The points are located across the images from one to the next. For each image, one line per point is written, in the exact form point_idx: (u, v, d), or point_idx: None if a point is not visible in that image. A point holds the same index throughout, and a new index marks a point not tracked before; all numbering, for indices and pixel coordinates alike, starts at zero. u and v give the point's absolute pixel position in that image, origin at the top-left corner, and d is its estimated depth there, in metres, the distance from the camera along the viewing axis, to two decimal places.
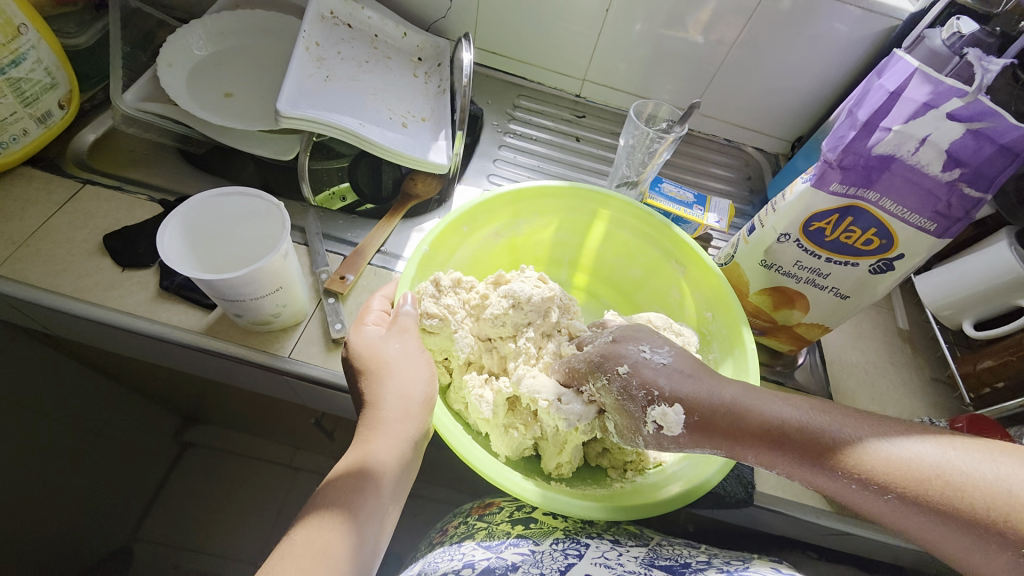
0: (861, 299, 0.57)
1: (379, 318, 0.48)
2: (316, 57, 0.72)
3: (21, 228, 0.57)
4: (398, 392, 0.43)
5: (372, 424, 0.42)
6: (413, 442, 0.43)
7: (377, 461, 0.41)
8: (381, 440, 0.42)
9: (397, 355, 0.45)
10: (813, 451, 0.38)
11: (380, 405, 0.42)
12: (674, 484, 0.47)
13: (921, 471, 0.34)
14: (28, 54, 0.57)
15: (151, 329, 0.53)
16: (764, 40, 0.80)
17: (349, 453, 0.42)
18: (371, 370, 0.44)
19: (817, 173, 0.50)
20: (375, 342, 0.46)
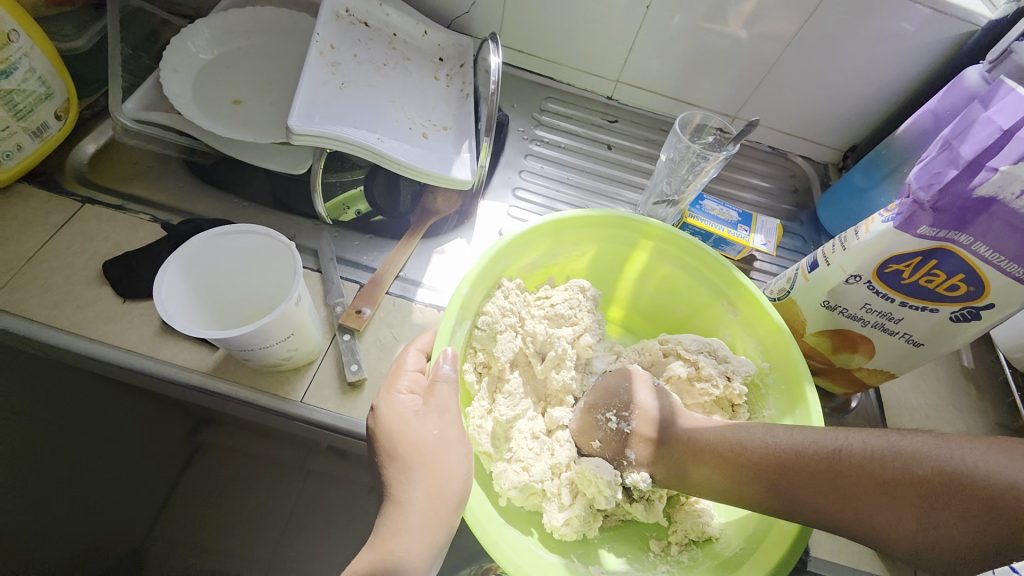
0: (937, 347, 0.50)
1: (413, 383, 0.43)
2: (330, 61, 0.66)
3: (18, 252, 0.53)
4: (428, 491, 0.38)
5: (392, 526, 0.37)
6: (440, 546, 0.38)
7: (403, 569, 0.35)
8: (405, 547, 0.36)
9: (432, 438, 0.40)
10: (799, 471, 0.39)
11: (405, 506, 0.38)
12: (739, 571, 0.42)
13: (896, 466, 0.36)
14: (20, 62, 0.53)
15: (154, 369, 0.49)
16: (819, 39, 0.72)
17: (365, 554, 0.36)
18: (403, 460, 0.39)
19: (903, 213, 0.44)
20: (409, 418, 0.40)
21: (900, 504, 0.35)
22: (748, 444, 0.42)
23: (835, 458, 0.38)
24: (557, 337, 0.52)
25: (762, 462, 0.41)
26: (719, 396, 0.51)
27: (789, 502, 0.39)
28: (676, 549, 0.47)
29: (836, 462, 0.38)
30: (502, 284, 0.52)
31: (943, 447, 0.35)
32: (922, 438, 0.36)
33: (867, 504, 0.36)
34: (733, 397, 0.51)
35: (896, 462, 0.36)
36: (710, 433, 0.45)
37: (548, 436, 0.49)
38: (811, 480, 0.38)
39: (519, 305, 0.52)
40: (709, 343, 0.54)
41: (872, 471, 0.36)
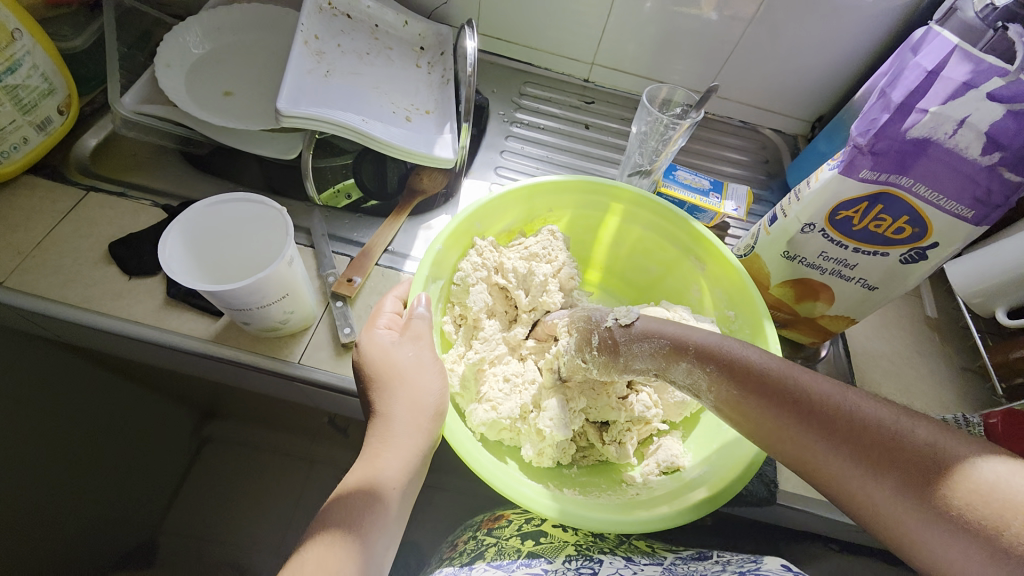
0: (891, 290, 0.54)
1: (391, 322, 0.46)
2: (316, 51, 0.70)
3: (27, 238, 0.57)
4: (409, 404, 0.42)
5: (381, 437, 0.41)
6: (423, 454, 0.42)
7: (385, 477, 0.40)
8: (391, 454, 0.40)
9: (410, 362, 0.44)
10: (844, 429, 0.39)
11: (390, 416, 0.41)
12: (699, 491, 0.45)
13: (944, 472, 0.34)
14: (24, 59, 0.56)
15: (160, 336, 0.52)
16: (781, 14, 0.76)
17: (358, 467, 0.40)
18: (382, 380, 0.42)
19: (846, 159, 0.47)
20: (388, 347, 0.44)
21: (934, 509, 0.34)
22: (808, 390, 0.41)
23: (896, 436, 0.37)
24: (536, 270, 0.56)
25: (810, 405, 0.40)
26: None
27: (818, 449, 0.39)
28: (648, 479, 0.50)
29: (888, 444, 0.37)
30: (477, 244, 0.56)
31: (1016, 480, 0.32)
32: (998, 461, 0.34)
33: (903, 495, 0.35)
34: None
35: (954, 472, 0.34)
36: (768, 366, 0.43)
37: (517, 378, 0.52)
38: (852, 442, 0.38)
39: (493, 261, 0.56)
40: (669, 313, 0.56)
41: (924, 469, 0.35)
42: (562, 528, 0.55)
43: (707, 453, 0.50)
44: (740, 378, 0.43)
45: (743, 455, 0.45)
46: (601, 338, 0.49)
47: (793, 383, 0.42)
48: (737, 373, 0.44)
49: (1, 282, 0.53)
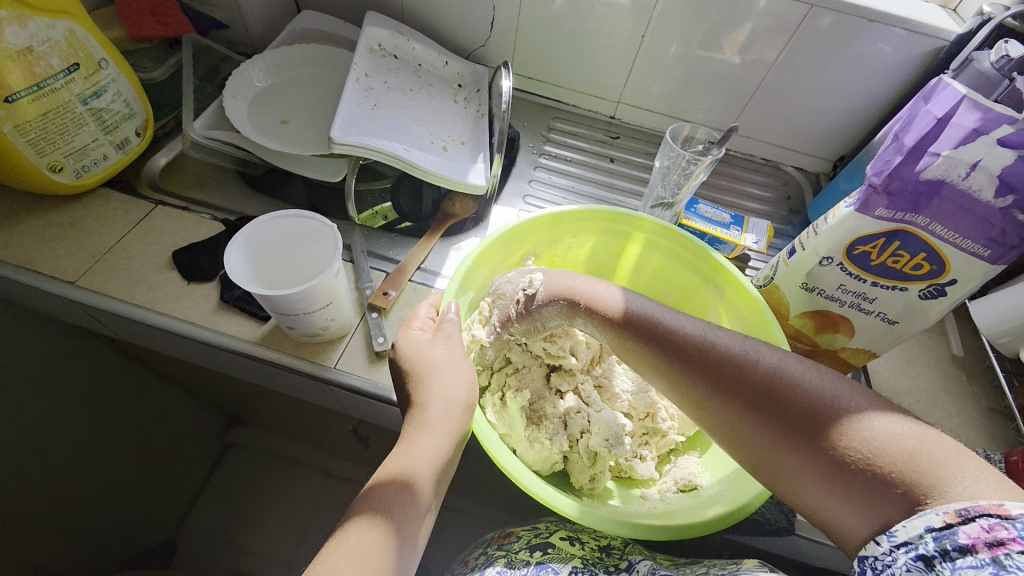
0: (912, 325, 0.55)
1: (425, 324, 0.50)
2: (365, 86, 0.77)
3: (100, 243, 0.63)
4: (443, 397, 0.45)
5: (417, 425, 0.43)
6: (455, 444, 0.44)
7: (422, 462, 0.42)
8: (426, 441, 0.43)
9: (443, 358, 0.47)
10: (759, 394, 0.42)
11: (425, 406, 0.44)
12: (715, 506, 0.46)
13: (828, 426, 0.39)
14: (109, 86, 0.64)
15: (211, 337, 0.57)
16: (802, 60, 0.80)
17: (395, 454, 0.43)
18: (418, 372, 0.45)
19: (860, 198, 0.50)
20: (422, 345, 0.47)
21: (809, 455, 0.39)
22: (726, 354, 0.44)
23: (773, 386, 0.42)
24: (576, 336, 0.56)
25: (732, 372, 0.44)
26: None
27: (717, 405, 0.44)
28: (665, 496, 0.51)
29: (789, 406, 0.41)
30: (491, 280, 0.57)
31: (901, 438, 0.36)
32: (887, 417, 0.38)
33: (782, 441, 0.40)
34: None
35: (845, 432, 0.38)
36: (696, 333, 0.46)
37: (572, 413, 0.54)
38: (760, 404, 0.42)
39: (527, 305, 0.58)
40: None
41: (814, 431, 0.39)
42: (569, 541, 0.55)
43: (725, 473, 0.50)
44: (666, 348, 0.46)
45: (759, 472, 0.46)
46: (521, 314, 0.51)
47: (729, 360, 0.44)
48: (658, 337, 0.47)
49: (76, 282, 0.59)
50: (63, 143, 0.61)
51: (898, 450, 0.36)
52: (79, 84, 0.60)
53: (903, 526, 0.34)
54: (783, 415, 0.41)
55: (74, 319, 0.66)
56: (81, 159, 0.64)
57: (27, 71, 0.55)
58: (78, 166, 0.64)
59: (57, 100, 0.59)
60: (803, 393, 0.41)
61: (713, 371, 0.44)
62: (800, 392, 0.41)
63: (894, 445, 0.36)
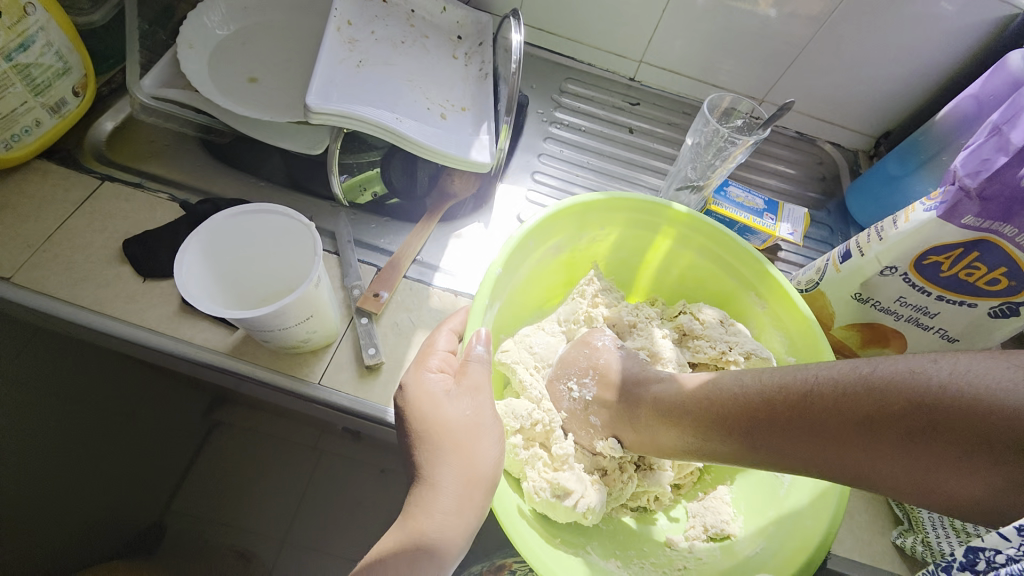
0: (973, 344, 0.49)
1: (444, 363, 0.43)
2: (348, 38, 0.64)
3: (37, 230, 0.53)
4: (461, 475, 0.38)
5: (424, 506, 0.36)
6: (471, 531, 0.38)
7: (430, 558, 0.35)
8: (438, 529, 0.36)
9: (464, 420, 0.40)
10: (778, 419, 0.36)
11: (439, 486, 0.37)
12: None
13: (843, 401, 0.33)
14: (37, 36, 0.52)
15: (174, 347, 0.49)
16: (858, 19, 0.69)
17: (393, 535, 0.36)
18: (433, 438, 0.39)
19: (947, 202, 0.42)
20: (439, 397, 0.40)
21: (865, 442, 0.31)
22: (734, 392, 0.39)
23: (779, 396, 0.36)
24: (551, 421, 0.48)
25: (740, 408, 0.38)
26: (713, 359, 0.52)
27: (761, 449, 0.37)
28: (693, 546, 0.45)
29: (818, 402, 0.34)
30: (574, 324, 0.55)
31: (953, 370, 0.29)
32: (894, 358, 0.32)
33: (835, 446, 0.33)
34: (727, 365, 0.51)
35: (868, 391, 0.32)
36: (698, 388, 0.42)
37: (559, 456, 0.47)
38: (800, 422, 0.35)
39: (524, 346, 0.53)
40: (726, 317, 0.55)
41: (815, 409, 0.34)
42: None
43: (761, 522, 0.44)
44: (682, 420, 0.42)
45: (806, 534, 0.40)
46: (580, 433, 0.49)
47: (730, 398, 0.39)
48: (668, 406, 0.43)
49: (10, 278, 0.50)
50: None
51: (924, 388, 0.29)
52: (1, 37, 0.49)
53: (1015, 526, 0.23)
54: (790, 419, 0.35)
55: None
56: (10, 128, 0.53)
57: None
58: (6, 135, 0.53)
59: None
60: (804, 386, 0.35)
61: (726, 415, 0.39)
62: (801, 387, 0.35)
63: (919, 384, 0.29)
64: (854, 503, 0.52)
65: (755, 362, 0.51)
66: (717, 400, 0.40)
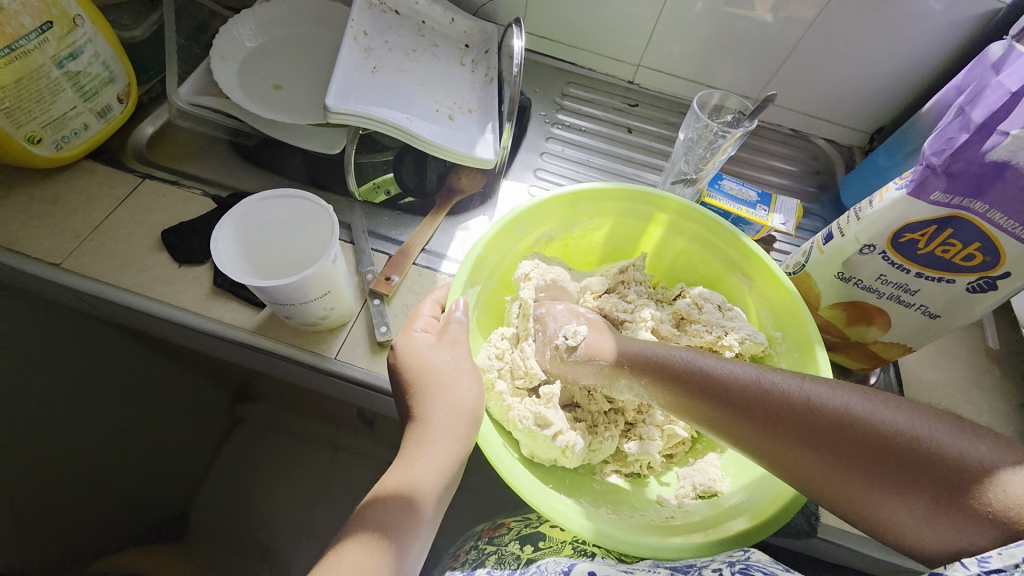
0: (954, 320, 0.51)
1: (428, 325, 0.46)
2: (364, 47, 0.70)
3: (85, 221, 0.59)
4: (448, 410, 0.42)
5: (419, 439, 0.41)
6: (459, 460, 0.42)
7: (423, 482, 0.39)
8: (428, 458, 0.40)
9: (448, 367, 0.44)
10: (788, 423, 0.38)
11: (428, 421, 0.41)
12: (738, 518, 0.44)
13: (858, 430, 0.35)
14: (85, 47, 0.58)
15: (205, 324, 0.54)
16: (846, 20, 0.72)
17: (393, 471, 0.40)
18: (419, 384, 0.42)
19: (916, 179, 0.45)
20: (424, 350, 0.43)
21: (869, 472, 0.34)
22: (752, 386, 0.40)
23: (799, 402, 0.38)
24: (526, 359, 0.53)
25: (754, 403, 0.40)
26: (708, 343, 0.54)
27: (759, 441, 0.39)
28: (682, 502, 0.49)
29: (817, 420, 0.37)
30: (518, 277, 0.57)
31: (962, 436, 0.33)
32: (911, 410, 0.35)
33: (836, 465, 0.35)
34: (723, 348, 0.54)
35: (882, 431, 0.35)
36: (699, 361, 0.44)
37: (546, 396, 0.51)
38: (791, 425, 0.38)
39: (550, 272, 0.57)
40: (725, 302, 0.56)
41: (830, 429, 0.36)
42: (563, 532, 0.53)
43: (746, 479, 0.47)
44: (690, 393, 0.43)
45: (783, 489, 0.42)
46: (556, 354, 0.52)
47: (744, 388, 0.41)
48: (664, 372, 0.45)
49: (61, 264, 0.56)
50: (39, 113, 0.56)
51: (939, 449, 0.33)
52: (53, 46, 0.55)
53: (998, 553, 0.29)
54: (801, 429, 0.37)
55: (62, 300, 0.63)
56: (60, 129, 0.59)
57: None
58: (57, 137, 0.60)
59: (30, 64, 0.53)
60: (829, 405, 0.37)
61: (738, 403, 0.40)
62: (826, 404, 0.37)
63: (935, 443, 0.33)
64: None
65: (750, 346, 0.54)
66: (734, 387, 0.41)
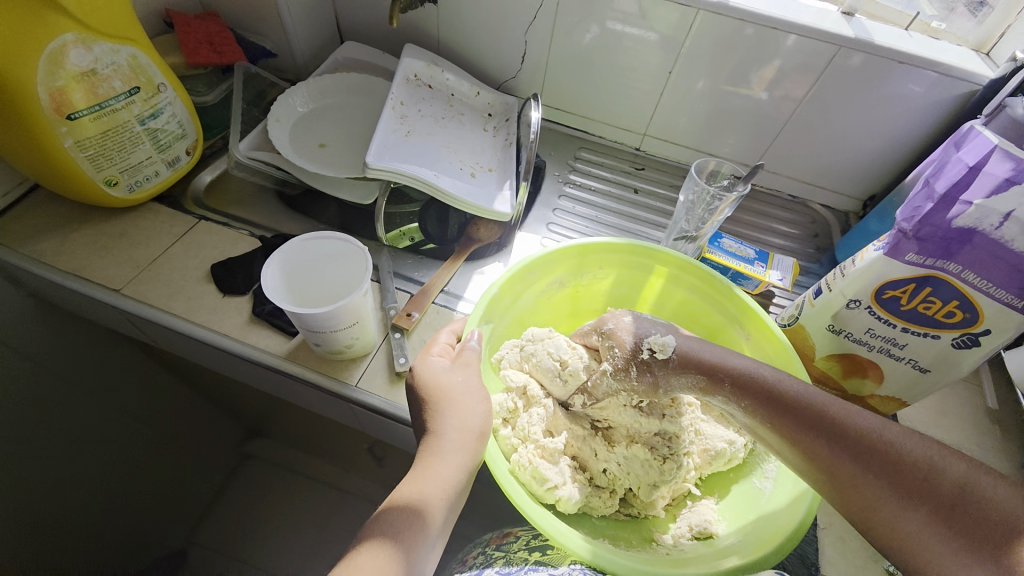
0: (944, 374, 0.53)
1: (444, 350, 0.51)
2: (400, 114, 0.80)
3: (146, 254, 0.67)
4: (457, 424, 0.45)
5: (432, 450, 0.44)
6: (469, 473, 0.44)
7: (433, 490, 0.42)
8: (440, 467, 0.43)
9: (460, 386, 0.47)
10: (858, 446, 0.42)
11: (441, 434, 0.44)
12: (730, 558, 0.46)
13: (924, 474, 0.39)
14: (165, 108, 0.68)
15: (242, 349, 0.59)
16: (830, 100, 0.80)
17: (407, 481, 0.43)
18: (434, 400, 0.46)
19: (890, 242, 0.49)
20: (439, 372, 0.48)
21: (920, 509, 0.38)
22: (834, 410, 0.44)
23: (874, 434, 0.42)
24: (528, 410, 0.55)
25: (831, 422, 0.43)
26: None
27: (821, 452, 0.43)
28: (679, 542, 0.51)
29: (886, 453, 0.41)
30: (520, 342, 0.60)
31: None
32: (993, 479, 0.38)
33: (893, 495, 0.39)
34: None
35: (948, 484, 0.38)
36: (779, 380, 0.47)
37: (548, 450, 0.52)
38: (857, 447, 0.42)
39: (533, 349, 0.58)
40: None
41: (895, 465, 0.40)
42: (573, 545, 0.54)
43: (743, 524, 0.50)
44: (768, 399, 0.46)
45: (780, 528, 0.45)
46: (640, 369, 0.52)
47: (823, 407, 0.44)
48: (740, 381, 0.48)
49: (120, 290, 0.63)
50: (120, 160, 0.66)
51: (1004, 514, 0.36)
52: (138, 106, 0.65)
53: None
54: (868, 457, 0.41)
55: (114, 324, 0.70)
56: (135, 175, 0.68)
57: (89, 91, 0.60)
58: (132, 181, 0.69)
59: (117, 120, 0.63)
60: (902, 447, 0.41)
61: (812, 418, 0.44)
62: (900, 446, 0.41)
63: (998, 507, 0.36)
64: (847, 528, 0.54)
65: None
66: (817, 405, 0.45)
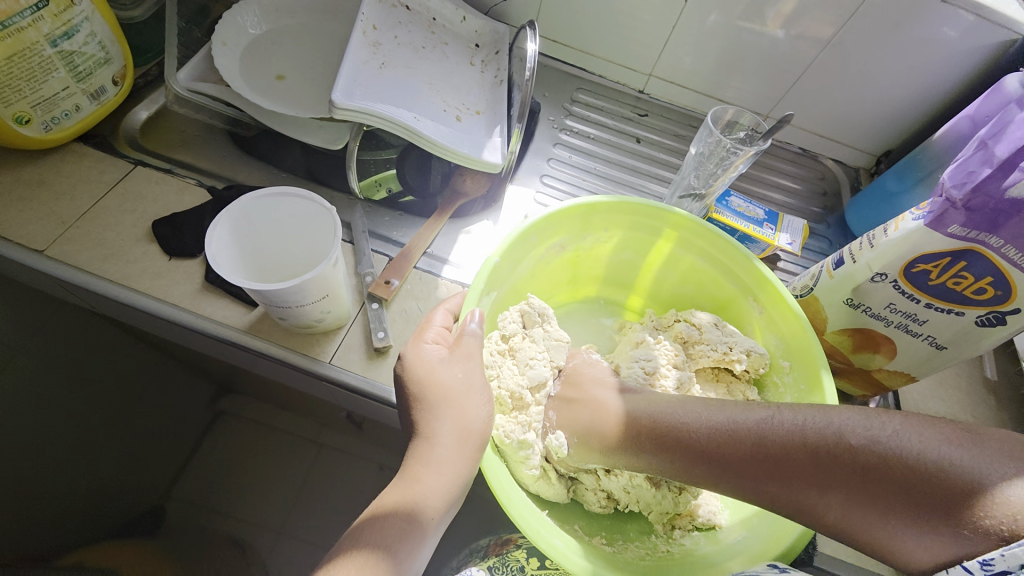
0: (962, 351, 0.50)
1: (439, 336, 0.45)
2: (372, 42, 0.68)
3: (72, 207, 0.57)
4: (456, 428, 0.41)
5: (422, 457, 0.39)
6: (464, 480, 0.40)
7: (426, 498, 0.38)
8: (433, 477, 0.39)
9: (459, 383, 0.43)
10: (763, 451, 0.39)
11: (434, 439, 0.40)
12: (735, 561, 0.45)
13: (826, 449, 0.36)
14: (82, 25, 0.55)
15: (194, 322, 0.52)
16: (859, 42, 0.71)
17: (395, 487, 0.39)
18: (428, 399, 0.41)
19: (934, 211, 0.44)
20: (435, 364, 0.42)
21: (839, 489, 0.35)
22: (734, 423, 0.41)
23: (774, 432, 0.39)
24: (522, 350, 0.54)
25: (732, 437, 0.41)
26: (716, 361, 0.54)
27: (736, 470, 0.40)
28: (682, 535, 0.50)
29: (789, 447, 0.38)
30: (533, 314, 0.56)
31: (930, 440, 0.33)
32: (891, 422, 0.35)
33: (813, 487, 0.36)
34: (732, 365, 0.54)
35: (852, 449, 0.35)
36: (674, 410, 0.46)
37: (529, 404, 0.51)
38: (763, 453, 0.39)
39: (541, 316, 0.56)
40: (720, 320, 0.57)
41: (802, 455, 0.37)
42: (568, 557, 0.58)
43: (747, 516, 0.48)
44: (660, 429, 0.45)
45: (788, 525, 0.43)
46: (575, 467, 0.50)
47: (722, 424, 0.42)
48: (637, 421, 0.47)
49: (44, 251, 0.53)
50: (29, 91, 0.54)
51: (905, 457, 0.33)
52: (48, 23, 0.52)
53: (1001, 554, 0.28)
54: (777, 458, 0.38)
55: (44, 287, 0.60)
56: (51, 110, 0.56)
57: None
58: (48, 118, 0.57)
59: (21, 41, 0.50)
60: (802, 433, 0.38)
61: (715, 439, 0.42)
62: (799, 432, 0.38)
63: (900, 450, 0.33)
64: None
65: (754, 359, 0.54)
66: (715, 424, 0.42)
